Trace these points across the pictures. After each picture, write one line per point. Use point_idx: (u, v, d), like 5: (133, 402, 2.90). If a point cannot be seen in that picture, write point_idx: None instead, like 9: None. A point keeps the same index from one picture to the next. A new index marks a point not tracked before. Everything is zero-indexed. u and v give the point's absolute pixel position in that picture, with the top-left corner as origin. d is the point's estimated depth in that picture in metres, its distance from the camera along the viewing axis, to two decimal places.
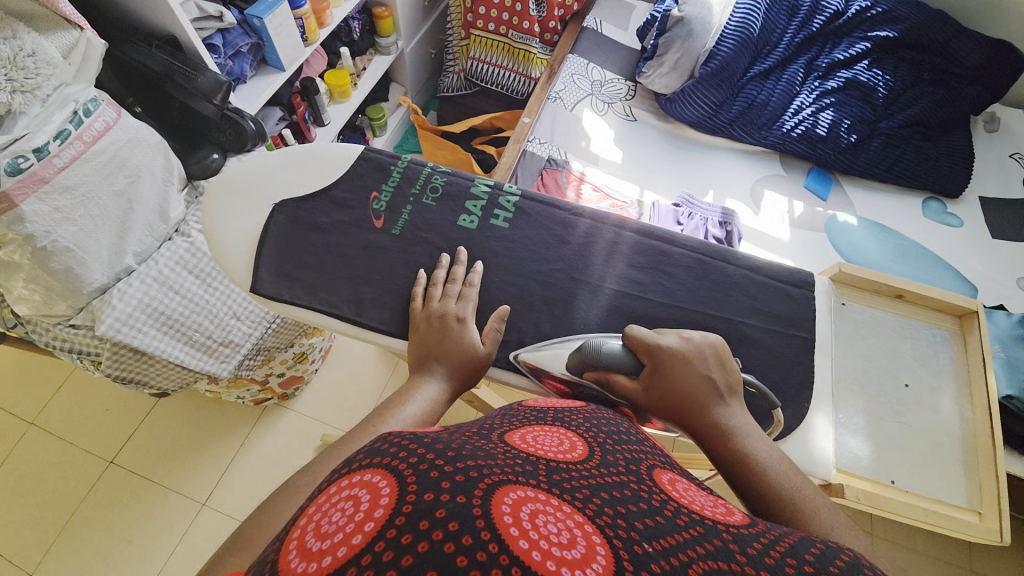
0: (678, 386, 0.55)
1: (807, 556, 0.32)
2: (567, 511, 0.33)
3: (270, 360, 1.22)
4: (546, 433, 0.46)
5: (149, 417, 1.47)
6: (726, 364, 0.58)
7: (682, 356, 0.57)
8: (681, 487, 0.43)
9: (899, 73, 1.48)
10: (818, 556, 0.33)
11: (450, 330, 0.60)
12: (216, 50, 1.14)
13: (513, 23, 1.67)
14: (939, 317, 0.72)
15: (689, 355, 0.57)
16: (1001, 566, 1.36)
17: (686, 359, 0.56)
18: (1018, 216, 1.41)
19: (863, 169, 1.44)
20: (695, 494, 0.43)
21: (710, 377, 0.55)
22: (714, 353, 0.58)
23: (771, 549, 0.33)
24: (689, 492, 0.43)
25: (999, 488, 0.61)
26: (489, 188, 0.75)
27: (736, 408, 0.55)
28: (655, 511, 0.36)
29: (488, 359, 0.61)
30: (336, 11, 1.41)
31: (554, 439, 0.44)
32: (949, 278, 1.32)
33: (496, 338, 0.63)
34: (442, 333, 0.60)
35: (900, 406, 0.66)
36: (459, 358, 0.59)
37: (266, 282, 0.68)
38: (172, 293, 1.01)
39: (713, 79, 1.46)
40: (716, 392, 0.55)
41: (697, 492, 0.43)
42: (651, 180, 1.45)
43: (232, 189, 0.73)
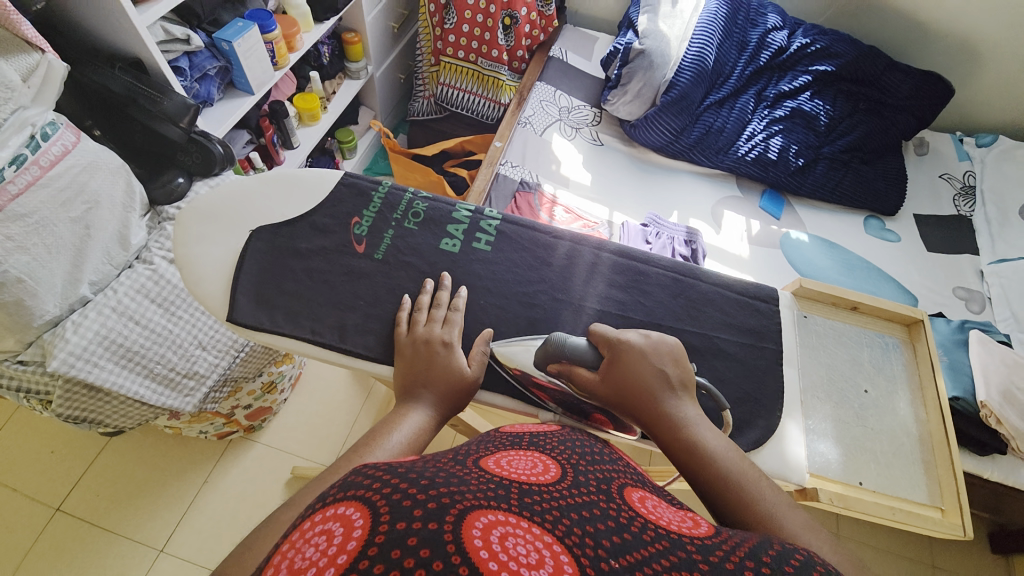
0: (632, 379, 0.57)
1: (764, 559, 0.34)
2: (536, 532, 0.33)
3: (237, 391, 1.17)
4: (519, 457, 0.46)
5: (100, 457, 1.36)
6: (680, 361, 0.60)
7: (637, 351, 0.59)
8: (650, 504, 0.44)
9: (838, 103, 1.62)
10: (776, 558, 0.35)
11: (437, 354, 0.60)
12: (182, 72, 1.12)
13: (482, 51, 1.73)
14: (890, 326, 0.78)
15: (644, 349, 0.59)
16: (957, 558, 1.45)
17: (641, 352, 0.59)
18: (947, 231, 1.56)
19: (811, 190, 1.55)
20: (665, 511, 0.44)
21: (663, 372, 0.57)
22: (669, 353, 0.60)
23: (731, 554, 0.35)
24: (658, 509, 0.44)
25: (958, 485, 0.66)
26: (470, 213, 0.76)
27: (688, 400, 0.57)
28: (620, 528, 0.37)
29: (476, 383, 0.61)
30: (306, 37, 1.41)
31: (527, 462, 0.45)
32: (891, 289, 1.43)
33: (483, 361, 0.62)
34: (429, 358, 0.60)
35: (862, 411, 0.71)
36: (447, 384, 0.58)
37: (245, 310, 0.66)
38: (132, 324, 0.96)
39: (674, 106, 1.55)
40: (668, 385, 0.57)
41: (667, 508, 0.45)
42: (620, 201, 1.51)
43: (208, 216, 0.71)
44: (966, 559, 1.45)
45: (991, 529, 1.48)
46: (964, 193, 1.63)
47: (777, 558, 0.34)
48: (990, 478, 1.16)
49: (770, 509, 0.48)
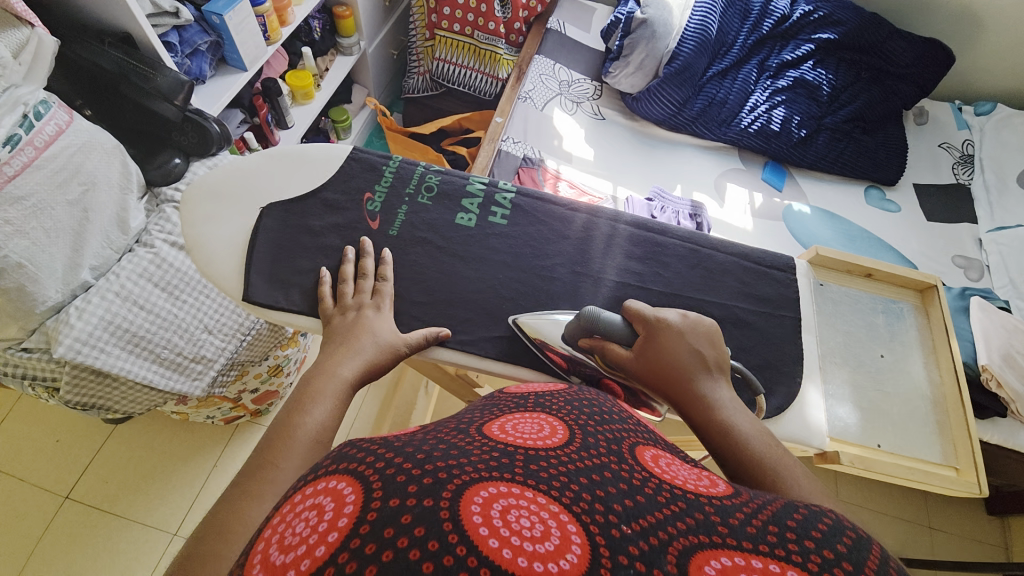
0: (668, 356, 0.57)
1: (790, 522, 0.32)
2: (542, 501, 0.31)
3: (243, 376, 1.16)
4: (525, 421, 0.43)
5: (106, 445, 1.35)
6: (716, 345, 0.60)
7: (675, 330, 0.59)
8: (663, 463, 0.42)
9: (840, 72, 1.60)
10: (800, 521, 0.33)
11: (363, 319, 0.59)
12: (173, 48, 1.08)
13: (478, 24, 1.68)
14: (903, 292, 0.79)
15: (682, 329, 0.59)
16: (953, 518, 1.51)
17: (678, 332, 0.59)
18: (947, 200, 1.57)
19: (813, 161, 1.55)
20: (679, 468, 0.42)
21: (700, 353, 0.57)
22: (705, 335, 0.60)
23: (751, 518, 0.33)
24: (672, 467, 0.41)
25: (972, 444, 0.68)
26: (484, 186, 0.75)
27: (723, 384, 0.57)
28: (633, 491, 0.34)
29: (402, 354, 0.59)
30: (297, 10, 1.36)
31: (533, 426, 0.42)
32: (893, 258, 1.45)
33: (421, 344, 0.61)
34: (355, 324, 0.59)
35: (878, 375, 0.72)
36: (376, 352, 0.57)
37: (260, 290, 0.64)
38: (137, 308, 0.94)
39: (676, 78, 1.52)
40: (703, 367, 0.57)
41: (682, 467, 0.42)
42: (623, 176, 1.50)
43: (217, 195, 0.69)
44: (959, 518, 1.51)
45: None
46: (963, 161, 1.63)
47: (804, 524, 0.32)
48: (989, 440, 1.20)
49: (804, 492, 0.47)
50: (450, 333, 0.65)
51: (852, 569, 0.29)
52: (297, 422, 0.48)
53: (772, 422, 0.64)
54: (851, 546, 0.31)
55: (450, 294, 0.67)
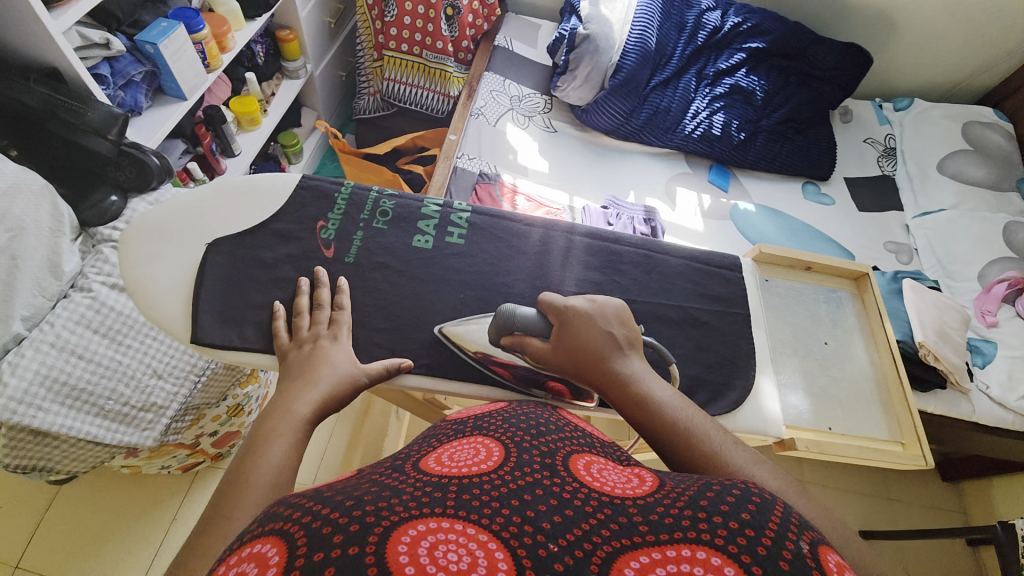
0: (581, 342, 0.58)
1: (703, 503, 0.35)
2: (471, 533, 0.32)
3: (200, 420, 1.12)
4: (461, 448, 0.45)
5: (52, 508, 1.25)
6: (626, 321, 0.61)
7: (585, 316, 0.60)
8: (596, 468, 0.43)
9: (771, 78, 1.71)
10: (714, 500, 0.36)
11: (321, 349, 0.58)
12: (104, 80, 1.03)
13: (427, 43, 1.69)
14: (841, 281, 0.84)
15: (591, 313, 0.61)
16: (910, 487, 1.61)
17: (588, 316, 0.60)
18: (876, 191, 1.70)
19: (753, 162, 1.65)
20: (611, 471, 0.44)
21: (611, 332, 0.59)
22: (616, 314, 0.61)
23: (671, 507, 0.35)
24: (603, 472, 0.43)
25: (914, 420, 0.72)
26: (439, 207, 0.74)
27: (636, 358, 0.59)
28: (562, 504, 0.36)
29: (361, 384, 0.58)
30: (238, 35, 1.33)
31: (468, 452, 0.44)
32: (831, 249, 1.55)
33: (383, 375, 0.60)
34: (312, 356, 0.58)
35: (825, 361, 0.76)
36: (335, 383, 0.56)
37: (210, 329, 0.61)
38: (76, 359, 0.89)
39: (622, 89, 1.57)
40: (616, 345, 0.58)
41: (612, 469, 0.44)
42: (578, 186, 1.54)
43: (160, 233, 0.65)
44: (917, 485, 1.62)
45: (938, 459, 1.65)
46: (886, 155, 1.77)
47: (716, 502, 0.35)
48: (934, 411, 1.29)
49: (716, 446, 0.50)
50: (416, 357, 0.65)
51: (753, 534, 0.32)
52: (252, 466, 0.45)
53: (731, 416, 0.68)
54: (755, 512, 0.34)
55: (413, 318, 0.67)
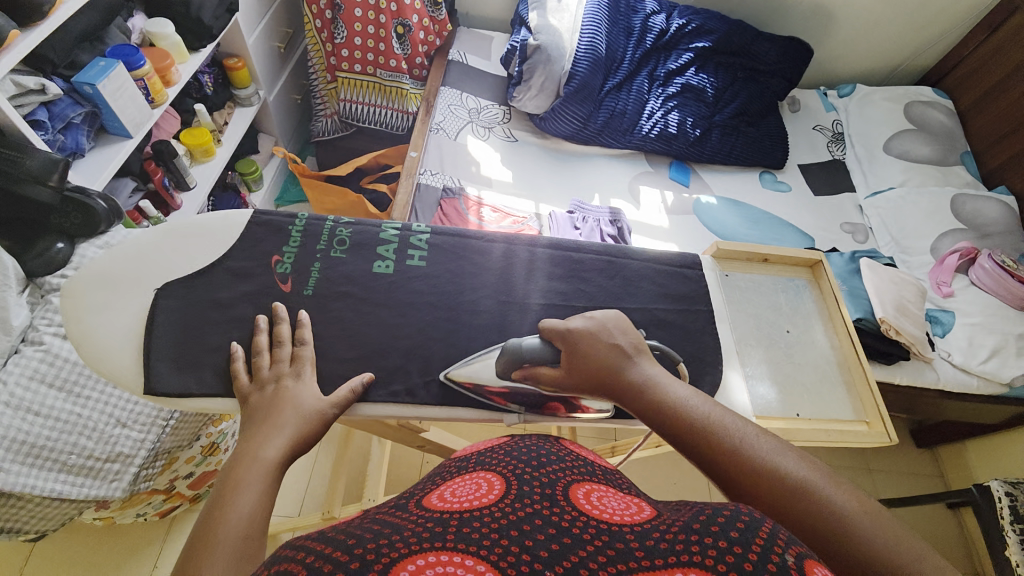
0: (593, 359, 0.61)
1: (693, 527, 0.39)
2: (470, 563, 0.37)
3: (172, 463, 1.09)
4: (468, 485, 0.51)
5: (20, 572, 1.18)
6: (627, 330, 0.65)
7: (589, 335, 0.62)
8: (594, 496, 0.49)
9: (719, 74, 1.77)
10: (703, 520, 0.40)
11: (284, 389, 0.57)
12: (42, 126, 0.98)
13: (380, 62, 1.68)
14: (798, 270, 0.86)
15: (594, 331, 0.62)
16: (888, 457, 1.66)
17: (594, 334, 0.63)
18: (828, 175, 1.77)
19: (711, 156, 1.70)
20: (611, 499, 0.49)
21: (618, 344, 0.62)
22: (617, 325, 0.65)
23: (661, 535, 0.40)
24: (602, 500, 0.48)
25: (876, 397, 0.74)
26: (398, 230, 0.74)
27: (646, 364, 0.62)
28: (560, 533, 0.40)
29: (330, 417, 0.57)
30: (183, 68, 1.30)
31: (474, 488, 0.50)
32: (792, 234, 1.61)
33: (347, 400, 0.59)
34: (275, 397, 0.56)
35: (789, 350, 0.78)
36: (301, 423, 0.55)
37: (165, 378, 0.59)
38: (32, 417, 0.85)
39: (577, 95, 1.59)
40: (625, 355, 0.61)
41: (610, 497, 0.50)
42: (543, 193, 1.55)
43: (108, 283, 0.63)
44: (893, 453, 1.67)
45: (912, 427, 1.72)
46: (835, 140, 1.86)
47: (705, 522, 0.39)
48: (901, 382, 1.35)
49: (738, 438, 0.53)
50: (385, 386, 0.64)
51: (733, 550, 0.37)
52: (219, 521, 0.44)
53: None
54: (743, 530, 0.38)
55: (379, 344, 0.66)
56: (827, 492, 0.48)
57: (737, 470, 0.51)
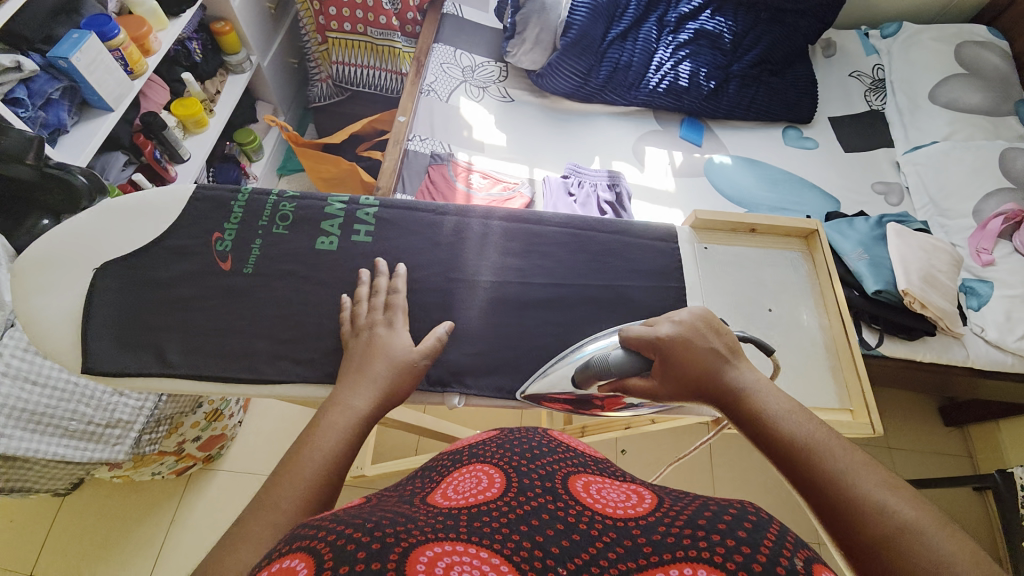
0: (684, 368, 0.52)
1: (701, 522, 0.36)
2: (486, 556, 0.34)
3: (178, 428, 1.14)
4: (463, 477, 0.46)
5: (59, 519, 1.30)
6: (720, 328, 0.55)
7: (682, 340, 0.53)
8: (594, 488, 0.44)
9: (739, 18, 1.60)
10: (712, 516, 0.36)
11: (377, 339, 0.58)
12: (22, 103, 0.97)
13: (369, 19, 1.59)
14: (789, 241, 0.78)
15: (687, 336, 0.53)
16: (910, 435, 1.56)
17: (687, 341, 0.53)
18: (862, 129, 1.59)
19: (727, 112, 1.56)
20: (610, 490, 0.44)
21: (712, 349, 0.53)
22: (710, 325, 0.55)
23: (672, 527, 0.36)
24: (602, 492, 0.43)
25: (863, 384, 0.67)
26: (344, 205, 0.70)
27: (744, 370, 0.52)
28: (568, 529, 0.37)
29: (419, 367, 0.58)
30: (163, 35, 1.27)
31: (473, 481, 0.45)
32: (814, 196, 1.47)
33: (436, 348, 0.60)
34: (369, 346, 0.58)
35: (768, 330, 0.71)
36: (393, 372, 0.56)
37: (105, 358, 0.60)
38: (31, 386, 0.88)
39: (575, 48, 1.47)
40: (720, 360, 0.52)
41: (611, 487, 0.45)
42: (539, 157, 1.47)
43: (54, 263, 0.62)
44: (917, 431, 1.57)
45: (941, 404, 1.60)
46: (874, 88, 1.66)
47: (712, 519, 0.36)
48: (925, 360, 1.24)
49: (842, 469, 0.42)
50: (323, 367, 0.62)
51: (750, 553, 0.33)
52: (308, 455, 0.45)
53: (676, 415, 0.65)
54: (750, 530, 0.35)
55: (320, 326, 0.63)
56: (936, 541, 0.37)
57: (839, 511, 0.41)
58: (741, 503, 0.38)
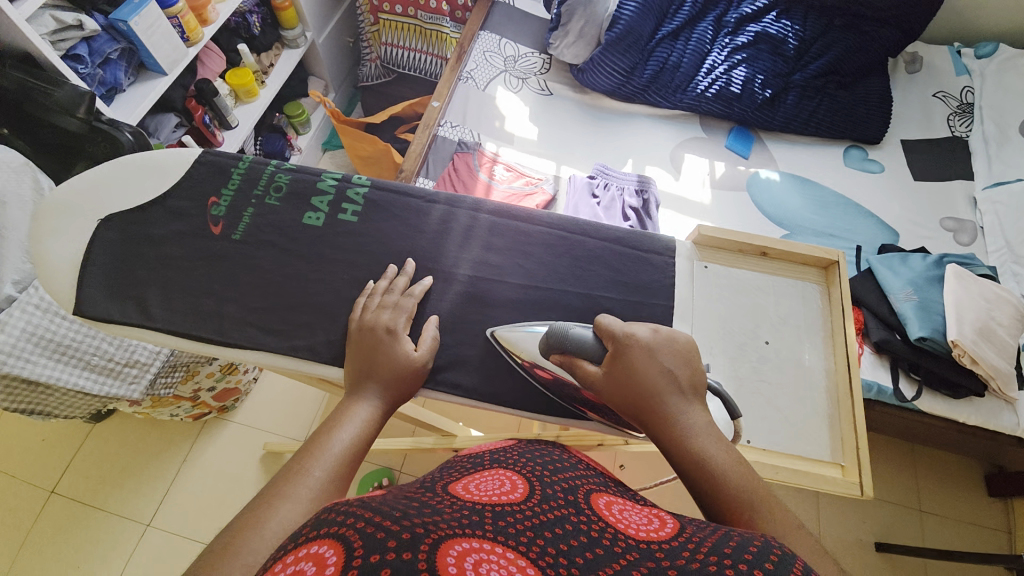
0: (637, 377, 0.51)
1: (730, 552, 0.33)
2: (510, 557, 0.32)
3: (195, 375, 1.18)
4: (486, 479, 0.44)
5: (85, 444, 1.43)
6: (690, 361, 0.54)
7: (645, 348, 0.53)
8: (616, 508, 0.43)
9: (809, 23, 1.48)
10: (747, 550, 0.34)
11: (382, 345, 0.58)
12: (82, 60, 1.06)
13: (420, 3, 1.62)
14: (805, 271, 0.71)
15: (652, 345, 0.53)
16: (946, 501, 1.40)
17: (648, 350, 0.53)
18: (939, 156, 1.42)
19: (783, 123, 1.44)
20: (632, 511, 0.43)
21: (671, 373, 0.52)
22: (678, 351, 0.54)
23: (698, 552, 0.34)
24: (624, 512, 0.42)
25: (859, 441, 0.60)
26: (337, 181, 0.72)
27: (697, 406, 0.52)
28: (592, 543, 0.35)
29: (425, 368, 0.60)
30: (221, 7, 1.34)
31: (494, 483, 0.43)
32: (869, 225, 1.33)
33: (432, 347, 0.61)
34: (376, 349, 0.58)
35: (760, 364, 0.65)
36: (395, 374, 0.57)
37: (95, 303, 0.64)
38: (62, 318, 0.97)
39: (620, 44, 1.41)
40: (676, 387, 0.52)
41: (633, 509, 0.43)
42: (568, 154, 1.43)
43: (66, 209, 0.68)
44: (956, 500, 1.40)
45: (988, 472, 1.42)
46: (961, 112, 1.47)
47: (738, 549, 0.34)
48: (969, 422, 1.10)
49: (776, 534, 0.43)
50: (288, 338, 0.63)
51: None
52: (311, 465, 0.47)
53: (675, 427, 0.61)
54: (777, 564, 0.32)
55: (291, 299, 0.65)
56: None
57: None
58: (764, 536, 0.36)
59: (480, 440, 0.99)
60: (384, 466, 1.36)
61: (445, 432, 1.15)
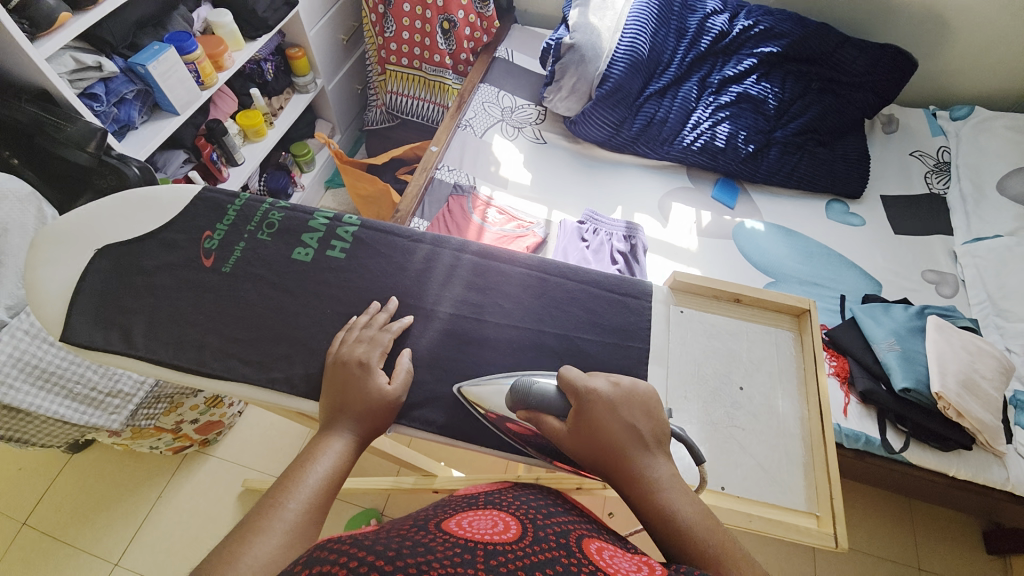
0: (603, 434, 0.53)
1: None
2: None
3: (177, 408, 1.18)
4: (479, 517, 0.43)
5: (60, 476, 1.39)
6: (650, 412, 0.55)
7: (606, 404, 0.54)
8: (607, 554, 0.41)
9: (788, 85, 1.56)
10: None
11: (355, 379, 0.59)
12: (98, 98, 1.13)
13: (425, 57, 1.74)
14: (778, 318, 0.73)
15: (614, 401, 0.55)
16: (945, 560, 1.35)
17: (610, 405, 0.54)
18: (918, 211, 1.47)
19: (766, 176, 1.50)
20: (621, 558, 0.41)
21: (634, 427, 0.53)
22: (640, 403, 0.56)
23: None
24: (615, 558, 0.41)
25: (832, 489, 0.60)
26: (328, 220, 0.76)
27: (662, 458, 0.53)
28: None
29: (397, 402, 0.60)
30: (237, 54, 1.43)
31: (487, 522, 0.42)
32: (852, 275, 1.36)
33: (405, 379, 0.62)
34: (349, 383, 0.59)
35: (733, 410, 0.66)
36: (367, 407, 0.58)
37: (80, 330, 0.66)
38: (49, 345, 0.98)
39: (609, 99, 1.50)
40: (640, 441, 0.53)
41: (624, 556, 0.42)
42: (561, 200, 1.48)
43: (65, 239, 0.71)
44: (956, 561, 1.34)
45: (986, 528, 1.38)
46: (937, 170, 1.54)
47: None
48: (959, 476, 1.09)
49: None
50: (266, 370, 0.64)
51: None
52: (283, 500, 0.48)
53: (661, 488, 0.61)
54: None
55: (272, 332, 0.66)
56: None
57: None
58: None
59: (460, 482, 0.97)
60: (368, 508, 1.31)
61: (426, 472, 1.13)
